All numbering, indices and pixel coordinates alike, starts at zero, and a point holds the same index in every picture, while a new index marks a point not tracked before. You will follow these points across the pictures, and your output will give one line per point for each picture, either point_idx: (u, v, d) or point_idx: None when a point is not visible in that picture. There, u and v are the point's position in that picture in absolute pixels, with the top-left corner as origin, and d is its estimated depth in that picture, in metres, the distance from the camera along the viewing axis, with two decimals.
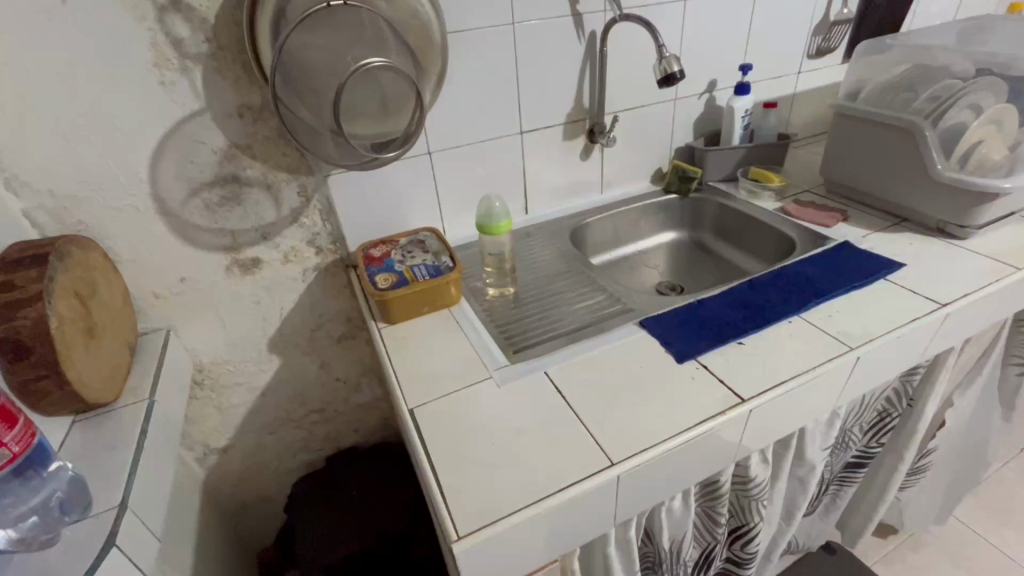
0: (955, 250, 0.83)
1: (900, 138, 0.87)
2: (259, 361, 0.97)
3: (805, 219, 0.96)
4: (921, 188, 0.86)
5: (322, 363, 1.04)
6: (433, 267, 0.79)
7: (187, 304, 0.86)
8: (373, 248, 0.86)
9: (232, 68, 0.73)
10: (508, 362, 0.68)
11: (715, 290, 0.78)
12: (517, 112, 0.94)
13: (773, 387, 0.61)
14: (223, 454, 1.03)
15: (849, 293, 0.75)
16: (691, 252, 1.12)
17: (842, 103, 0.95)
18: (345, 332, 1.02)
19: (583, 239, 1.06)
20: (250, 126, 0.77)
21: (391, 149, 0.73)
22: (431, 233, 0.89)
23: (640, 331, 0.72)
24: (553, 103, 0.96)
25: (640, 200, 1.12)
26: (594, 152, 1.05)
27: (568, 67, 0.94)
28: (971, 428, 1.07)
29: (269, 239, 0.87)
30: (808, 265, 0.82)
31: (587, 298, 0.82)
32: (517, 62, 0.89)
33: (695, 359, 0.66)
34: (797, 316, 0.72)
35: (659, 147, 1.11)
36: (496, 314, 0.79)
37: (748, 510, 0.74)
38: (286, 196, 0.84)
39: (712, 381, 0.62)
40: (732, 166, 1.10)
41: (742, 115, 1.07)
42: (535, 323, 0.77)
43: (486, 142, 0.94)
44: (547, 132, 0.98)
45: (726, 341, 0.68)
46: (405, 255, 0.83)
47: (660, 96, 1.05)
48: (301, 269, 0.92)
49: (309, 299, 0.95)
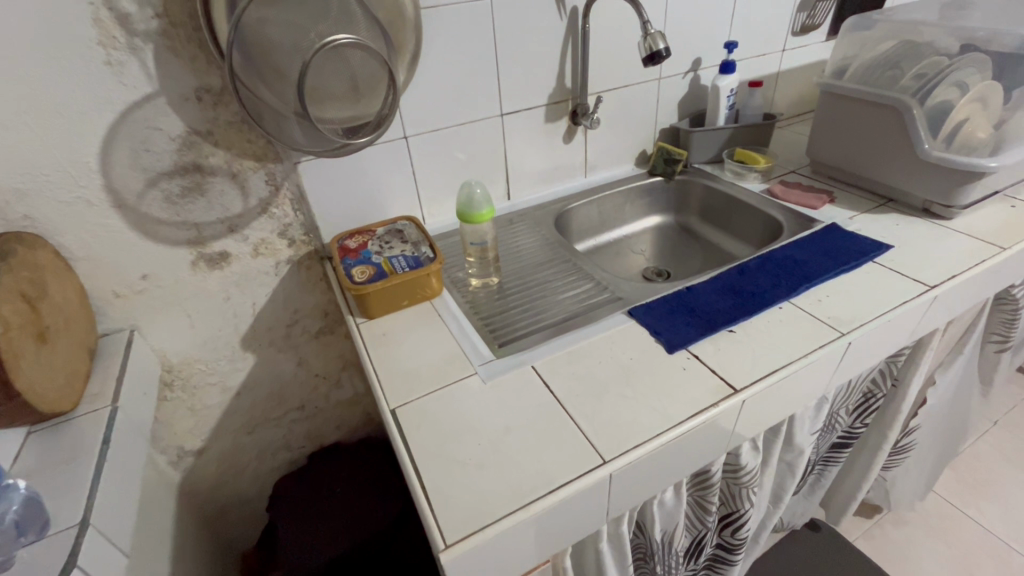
0: (943, 230, 0.82)
1: (886, 117, 0.85)
2: (232, 360, 0.92)
3: (791, 201, 0.94)
4: (907, 168, 0.85)
5: (299, 361, 1.00)
6: (413, 258, 0.76)
7: (151, 303, 0.81)
8: (349, 239, 0.82)
9: (187, 46, 0.67)
10: (493, 356, 0.66)
11: (704, 277, 0.76)
12: (496, 93, 0.89)
13: (768, 374, 0.60)
14: (198, 456, 0.99)
15: (838, 276, 0.74)
16: (676, 236, 1.10)
17: (828, 82, 0.93)
18: (323, 327, 0.99)
19: (567, 225, 1.03)
20: (211, 110, 0.72)
21: (366, 133, 0.70)
22: (409, 222, 0.85)
23: (628, 320, 0.70)
24: (534, 84, 0.92)
25: (624, 183, 1.09)
26: (577, 134, 1.02)
27: (549, 45, 0.90)
28: (951, 406, 1.09)
29: (237, 231, 0.82)
30: (796, 248, 0.80)
31: (574, 286, 0.79)
32: (495, 40, 0.85)
33: (685, 349, 0.64)
34: (787, 301, 0.70)
35: (643, 128, 1.08)
36: (479, 306, 0.76)
37: (738, 497, 0.74)
38: (253, 185, 0.80)
39: (703, 372, 0.61)
40: (717, 147, 1.08)
41: (726, 95, 1.05)
42: (521, 314, 0.74)
43: (465, 125, 0.89)
44: (529, 114, 0.94)
45: (717, 329, 0.66)
46: (383, 246, 0.79)
47: (644, 75, 1.02)
48: (273, 262, 0.88)
49: (283, 294, 0.91)
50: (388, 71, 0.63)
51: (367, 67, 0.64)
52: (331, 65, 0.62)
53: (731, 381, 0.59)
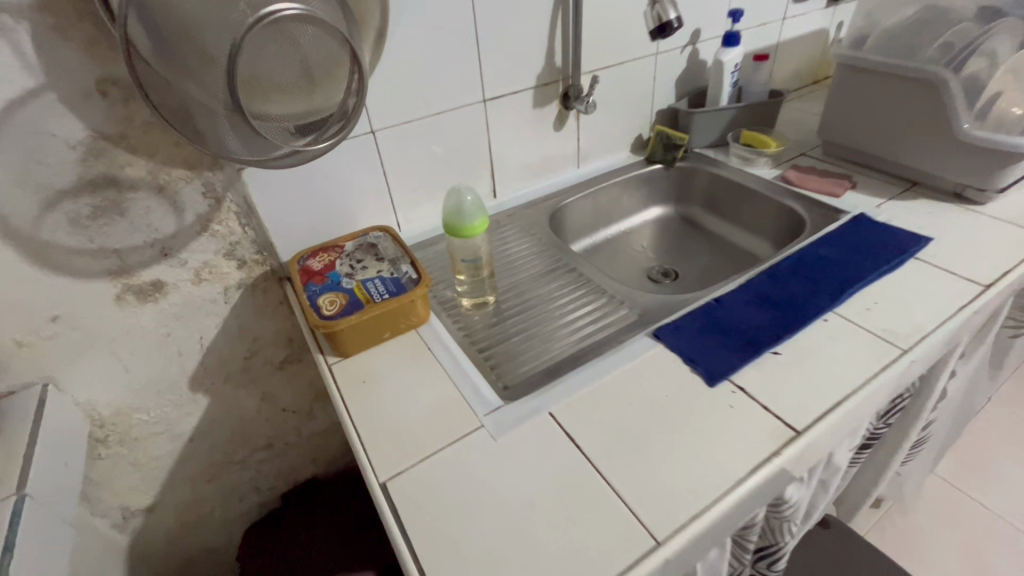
0: (981, 217, 0.75)
1: (916, 92, 0.77)
2: (180, 404, 0.78)
3: (809, 188, 0.85)
4: (938, 149, 0.77)
5: (264, 396, 0.86)
6: (392, 281, 0.63)
7: (68, 349, 0.65)
8: (312, 258, 0.68)
9: (79, 25, 0.51)
10: (501, 402, 0.54)
11: (731, 285, 0.67)
12: (478, 76, 0.76)
13: (831, 408, 0.50)
14: (149, 515, 0.84)
15: (881, 278, 0.65)
16: (679, 229, 1.00)
17: (847, 53, 0.84)
18: (288, 356, 0.85)
19: (562, 223, 0.92)
20: (121, 108, 0.56)
21: (327, 132, 0.57)
22: (384, 234, 0.72)
23: (654, 345, 0.59)
24: (520, 63, 0.79)
25: (621, 173, 0.98)
26: (569, 120, 0.89)
27: (537, 17, 0.77)
28: (965, 394, 1.05)
29: (171, 255, 0.67)
30: (828, 245, 0.71)
31: (583, 302, 0.69)
32: (474, 12, 0.71)
33: (727, 379, 0.54)
34: (831, 312, 0.61)
35: (640, 111, 0.97)
36: (475, 334, 0.64)
37: (778, 532, 0.65)
38: (187, 199, 0.64)
39: (754, 409, 0.51)
40: (721, 129, 0.98)
41: (731, 71, 0.94)
42: (526, 342, 0.63)
43: (443, 115, 0.76)
44: (516, 99, 0.82)
45: (759, 351, 0.57)
46: (354, 265, 0.66)
47: (641, 50, 0.90)
48: (221, 288, 0.73)
49: (236, 323, 0.77)
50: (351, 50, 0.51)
51: (323, 46, 0.50)
52: (276, 48, 0.48)
53: (789, 419, 0.50)
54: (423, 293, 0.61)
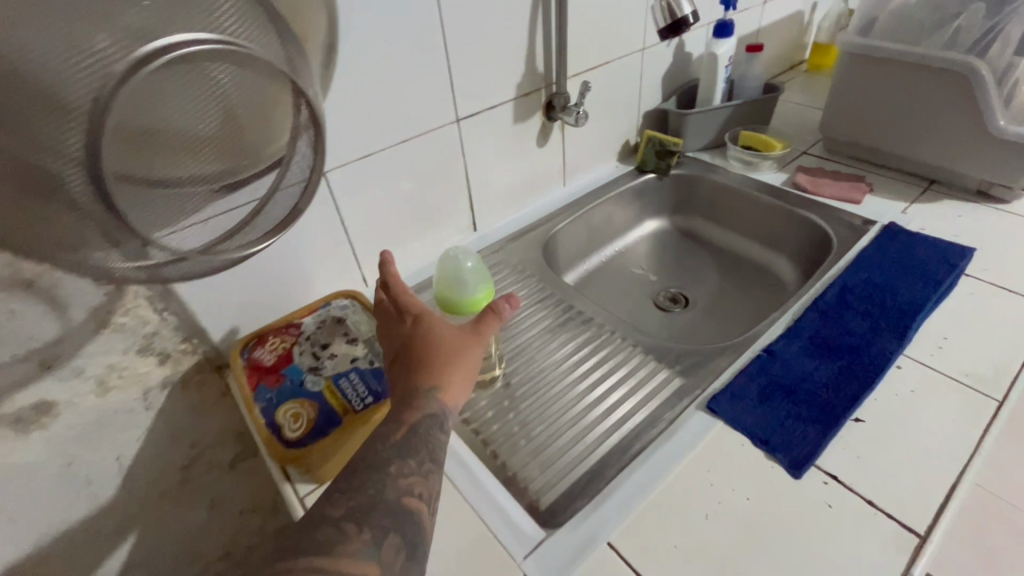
0: (1018, 217, 0.69)
1: (939, 83, 0.69)
2: (96, 551, 0.57)
3: (825, 195, 0.77)
4: (962, 146, 0.70)
5: (214, 502, 0.66)
6: (374, 374, 0.48)
7: None
8: (259, 348, 0.52)
9: None
10: (545, 533, 0.42)
11: (778, 328, 0.57)
12: (450, 92, 0.62)
13: (948, 495, 0.42)
14: None
15: (940, 305, 0.58)
16: (679, 243, 0.90)
17: (856, 42, 0.75)
18: (242, 452, 0.66)
19: (555, 253, 0.79)
20: None
21: (263, 222, 0.45)
22: (351, 301, 0.56)
23: (715, 422, 0.49)
24: (498, 72, 0.65)
25: (612, 187, 0.86)
26: (553, 134, 0.76)
27: (516, 16, 0.63)
28: None
29: (54, 369, 0.48)
30: (869, 268, 0.63)
31: (607, 362, 0.57)
32: (441, 11, 0.56)
33: (814, 465, 0.44)
34: (902, 355, 0.53)
35: (627, 115, 0.85)
36: (490, 426, 0.51)
37: None
38: (72, 290, 0.46)
39: (858, 510, 0.41)
40: (716, 129, 0.88)
41: (725, 65, 0.83)
42: (554, 428, 0.51)
43: (410, 144, 0.61)
44: (494, 115, 0.67)
45: (841, 420, 0.47)
46: (319, 354, 0.51)
47: (628, 46, 0.78)
48: (140, 392, 0.55)
49: (167, 430, 0.59)
50: (313, 119, 0.40)
51: (280, 120, 0.40)
52: (226, 119, 0.36)
53: (905, 519, 0.41)
54: None
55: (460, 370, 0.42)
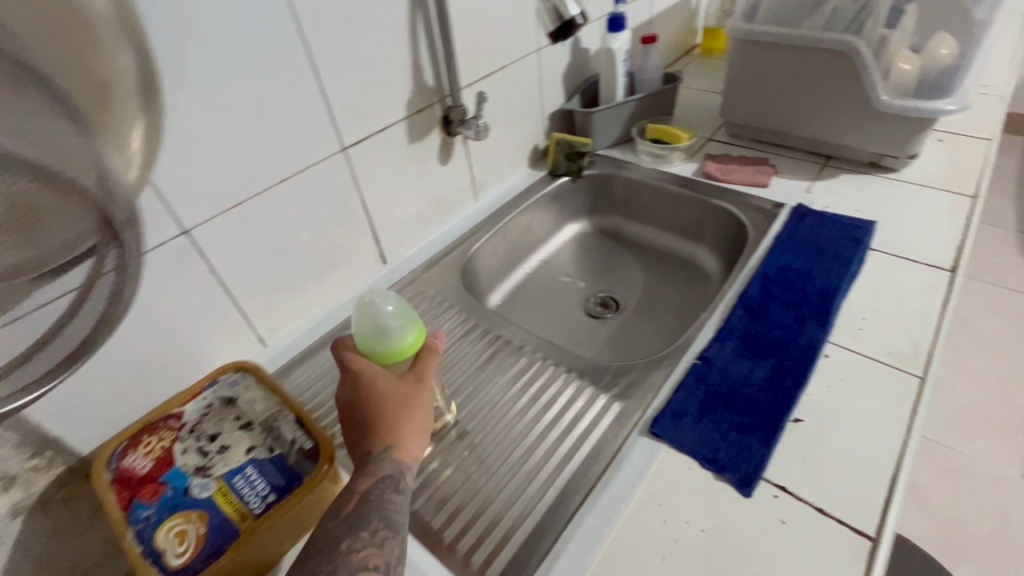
0: (907, 184, 0.72)
1: (825, 63, 0.70)
2: None
3: (734, 182, 0.77)
4: (852, 122, 0.73)
5: None
6: (278, 466, 0.42)
7: None
8: (131, 452, 0.42)
9: None
10: None
11: (708, 330, 0.56)
12: (329, 120, 0.55)
13: (892, 485, 0.42)
14: None
15: (854, 284, 0.59)
16: (602, 244, 0.88)
17: (743, 27, 0.75)
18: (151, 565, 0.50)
19: (476, 274, 0.75)
20: None
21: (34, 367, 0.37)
22: (243, 375, 0.48)
23: (659, 448, 0.46)
24: (382, 92, 0.59)
25: (527, 196, 0.82)
26: (456, 149, 0.71)
27: (392, 28, 0.57)
28: None
29: None
30: (785, 254, 0.63)
31: (551, 391, 0.53)
32: (303, 31, 0.49)
33: (763, 479, 0.43)
34: (827, 343, 0.53)
35: (532, 119, 0.82)
36: (429, 475, 0.47)
37: None
38: None
39: (813, 520, 0.40)
40: (622, 125, 0.86)
41: (622, 59, 0.82)
42: (508, 478, 0.46)
43: (290, 182, 0.54)
44: (387, 138, 0.61)
45: (782, 424, 0.46)
46: (207, 450, 0.43)
47: (522, 48, 0.74)
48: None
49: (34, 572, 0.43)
50: (115, 234, 0.37)
51: (61, 247, 0.36)
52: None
53: (859, 519, 0.40)
54: (332, 470, 0.41)
55: (417, 414, 0.41)
